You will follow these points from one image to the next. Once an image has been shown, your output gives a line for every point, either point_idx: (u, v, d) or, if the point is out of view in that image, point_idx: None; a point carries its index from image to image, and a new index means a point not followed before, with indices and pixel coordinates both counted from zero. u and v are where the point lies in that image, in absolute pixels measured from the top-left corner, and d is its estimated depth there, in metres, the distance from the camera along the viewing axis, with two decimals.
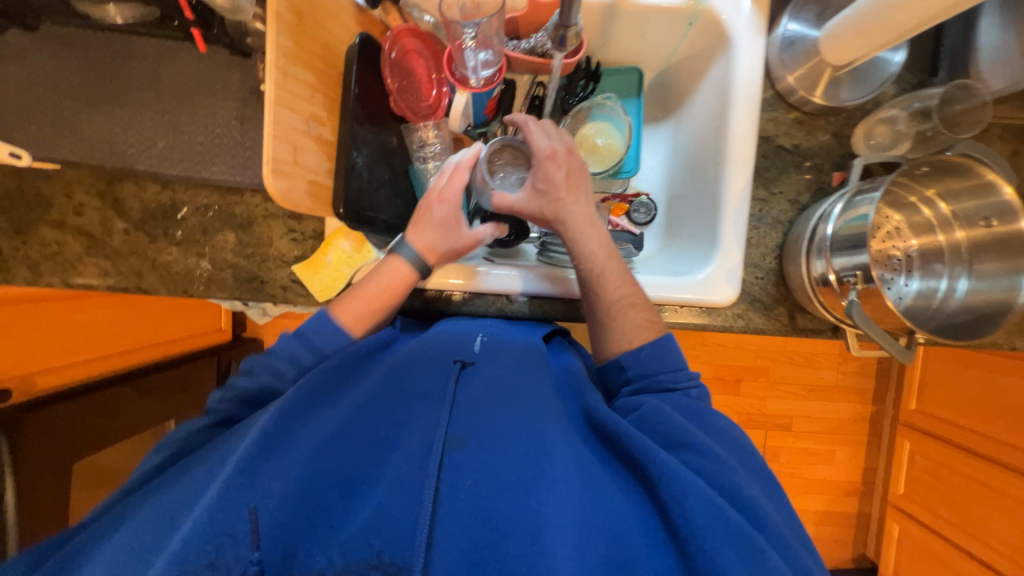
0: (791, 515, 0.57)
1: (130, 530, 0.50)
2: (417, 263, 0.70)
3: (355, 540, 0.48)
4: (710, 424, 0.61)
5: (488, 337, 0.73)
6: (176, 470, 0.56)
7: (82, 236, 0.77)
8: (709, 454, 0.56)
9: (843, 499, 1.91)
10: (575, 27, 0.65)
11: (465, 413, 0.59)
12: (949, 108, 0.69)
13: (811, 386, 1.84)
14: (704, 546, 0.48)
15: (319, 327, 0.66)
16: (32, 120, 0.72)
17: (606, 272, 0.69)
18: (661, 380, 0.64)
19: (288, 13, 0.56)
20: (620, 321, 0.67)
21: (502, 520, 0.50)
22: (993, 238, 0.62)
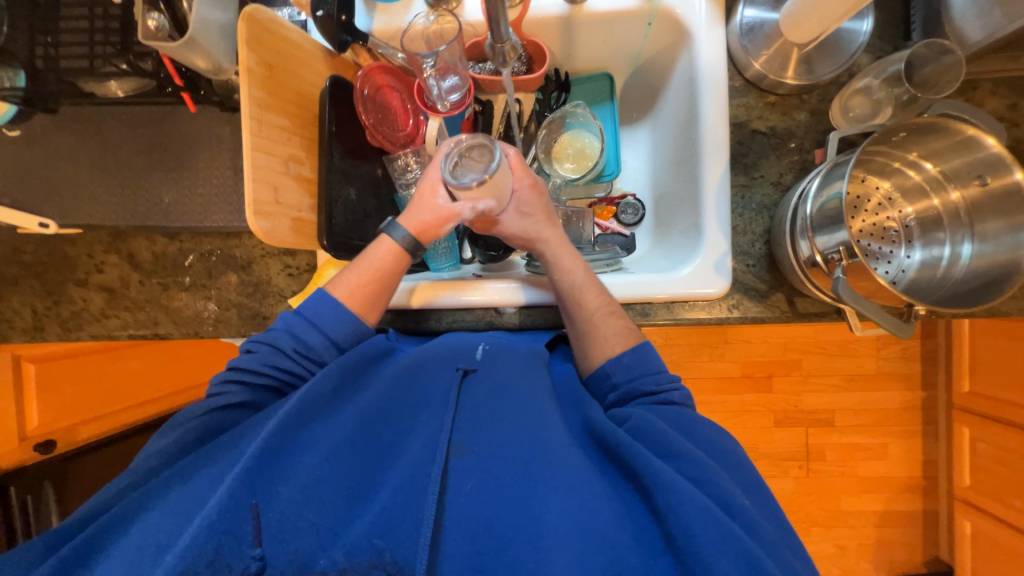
0: (782, 525, 0.54)
1: (143, 527, 0.51)
2: (405, 241, 0.72)
3: (362, 544, 0.50)
4: (698, 436, 0.59)
5: (490, 343, 0.73)
6: (188, 460, 0.57)
7: (103, 291, 0.84)
8: (702, 467, 0.53)
9: (903, 496, 1.75)
10: (509, 41, 0.58)
11: (469, 421, 0.60)
12: (917, 70, 0.67)
13: (849, 376, 1.73)
14: (699, 548, 0.46)
15: (324, 312, 0.67)
16: (56, 191, 0.80)
17: (585, 284, 0.71)
18: (643, 382, 0.64)
19: (258, 67, 0.61)
20: (601, 329, 0.68)
21: (501, 526, 0.51)
22: (989, 196, 0.59)
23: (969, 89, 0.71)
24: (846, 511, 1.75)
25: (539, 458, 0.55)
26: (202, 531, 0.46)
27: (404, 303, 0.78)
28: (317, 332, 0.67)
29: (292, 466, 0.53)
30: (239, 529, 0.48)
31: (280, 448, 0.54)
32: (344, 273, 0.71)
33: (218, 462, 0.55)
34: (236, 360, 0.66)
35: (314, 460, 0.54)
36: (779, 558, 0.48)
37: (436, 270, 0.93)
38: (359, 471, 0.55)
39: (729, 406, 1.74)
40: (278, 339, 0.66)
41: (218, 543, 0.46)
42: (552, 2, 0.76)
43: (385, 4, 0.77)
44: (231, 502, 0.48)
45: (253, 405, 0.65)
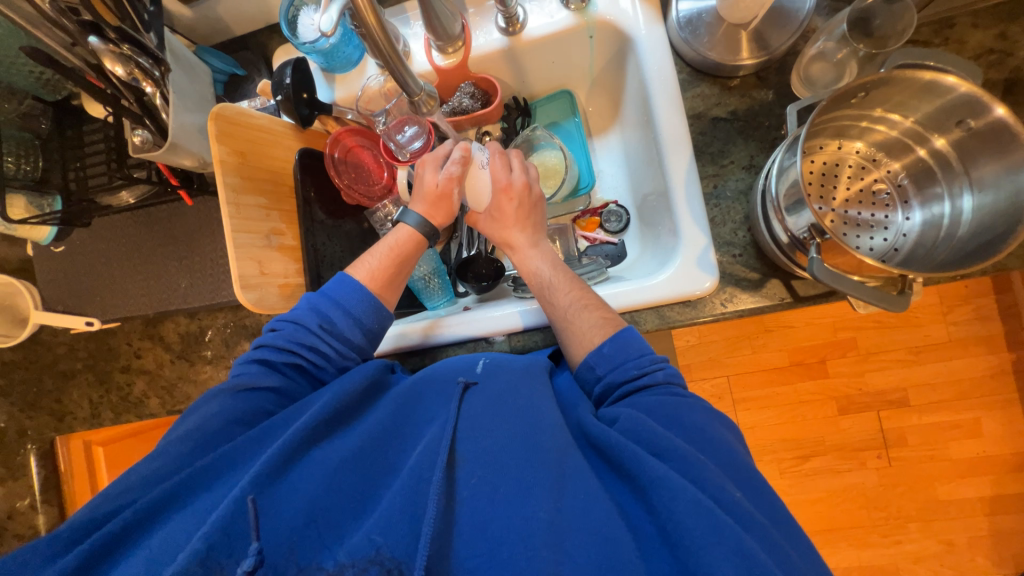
0: (782, 515, 0.50)
1: (158, 527, 0.51)
2: (422, 226, 0.77)
3: (362, 543, 0.48)
4: (690, 426, 0.54)
5: (491, 358, 0.69)
6: (204, 465, 0.55)
7: (142, 374, 0.93)
8: (696, 463, 0.49)
9: (1012, 476, 1.52)
10: (422, 92, 0.63)
11: (471, 427, 0.57)
12: (871, 23, 0.62)
13: (915, 347, 1.56)
14: (694, 546, 0.43)
15: (346, 292, 0.70)
16: (96, 293, 0.92)
17: (555, 282, 0.73)
18: (626, 370, 0.61)
19: (229, 157, 0.68)
20: (577, 323, 0.67)
21: (495, 527, 0.49)
22: (976, 137, 0.53)
23: (945, 28, 0.65)
24: (944, 501, 1.54)
25: (535, 459, 0.52)
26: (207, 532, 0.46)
27: (400, 345, 0.82)
28: (341, 311, 0.69)
29: (295, 481, 0.53)
30: (238, 526, 0.48)
31: (284, 466, 0.54)
32: (365, 259, 0.76)
33: (228, 472, 0.56)
34: (263, 339, 0.69)
35: (318, 471, 0.54)
36: (781, 557, 0.44)
37: (432, 308, 0.95)
38: (361, 483, 0.54)
39: (782, 398, 1.61)
40: (302, 318, 0.68)
41: (216, 542, 0.46)
42: (491, 38, 0.79)
43: (343, 74, 0.83)
44: (236, 504, 0.49)
45: (278, 390, 0.66)
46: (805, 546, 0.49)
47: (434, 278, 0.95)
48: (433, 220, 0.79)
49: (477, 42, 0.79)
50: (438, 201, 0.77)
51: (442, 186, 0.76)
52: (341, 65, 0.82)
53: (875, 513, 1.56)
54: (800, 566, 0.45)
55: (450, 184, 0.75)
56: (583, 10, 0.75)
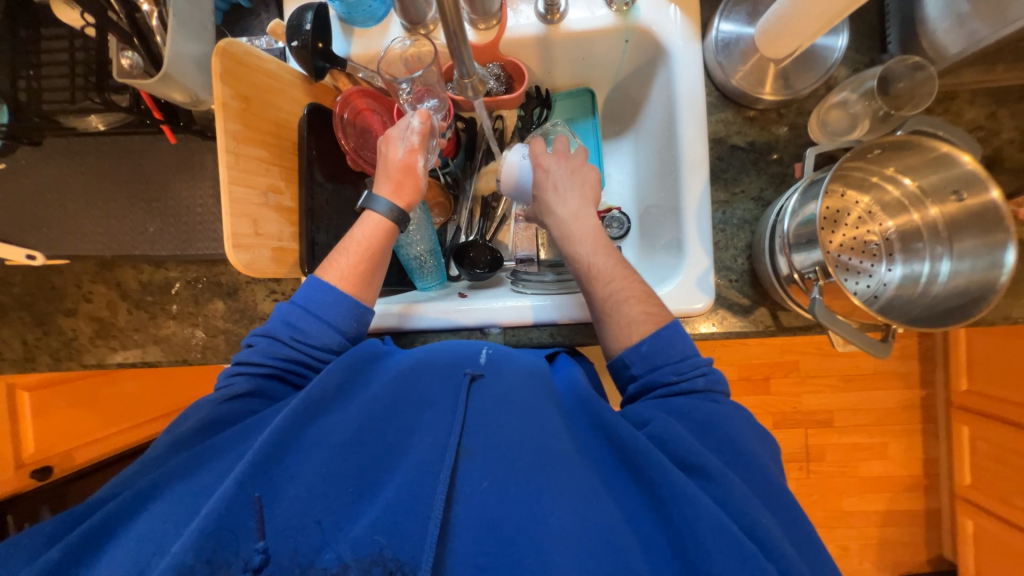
0: (812, 543, 0.52)
1: (146, 513, 0.50)
2: (391, 212, 0.71)
3: (365, 540, 0.48)
4: (722, 439, 0.56)
5: (494, 349, 0.70)
6: (185, 457, 0.55)
7: (92, 320, 0.85)
8: (723, 479, 0.51)
9: (905, 495, 1.74)
10: (476, 75, 0.58)
11: (478, 424, 0.58)
12: (892, 85, 0.67)
13: (846, 375, 1.70)
14: (709, 560, 0.45)
15: (318, 298, 0.66)
16: (42, 223, 0.81)
17: (597, 268, 0.68)
18: (663, 374, 0.61)
19: (233, 101, 0.62)
20: (622, 314, 0.65)
21: (506, 524, 0.49)
22: (966, 212, 0.59)
23: (947, 99, 0.70)
24: (848, 512, 1.74)
25: (550, 459, 0.53)
26: (202, 529, 0.45)
27: (390, 325, 0.79)
28: (313, 318, 0.66)
29: (294, 466, 0.52)
30: (239, 522, 0.47)
31: (282, 449, 0.53)
32: (334, 257, 0.70)
33: (220, 463, 0.54)
34: (239, 357, 0.65)
35: (318, 462, 0.53)
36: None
37: (423, 289, 0.92)
38: (363, 473, 0.54)
39: None
40: (275, 331, 0.65)
41: (218, 540, 0.46)
42: (528, 23, 0.76)
43: (362, 29, 0.78)
44: (234, 496, 0.48)
45: (261, 394, 0.63)
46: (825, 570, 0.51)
47: (429, 259, 0.90)
48: (402, 203, 0.73)
49: (513, 23, 0.76)
50: (404, 178, 0.72)
51: (406, 160, 0.72)
52: (363, 19, 0.76)
53: None
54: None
55: (414, 156, 0.72)
56: (626, 13, 0.74)
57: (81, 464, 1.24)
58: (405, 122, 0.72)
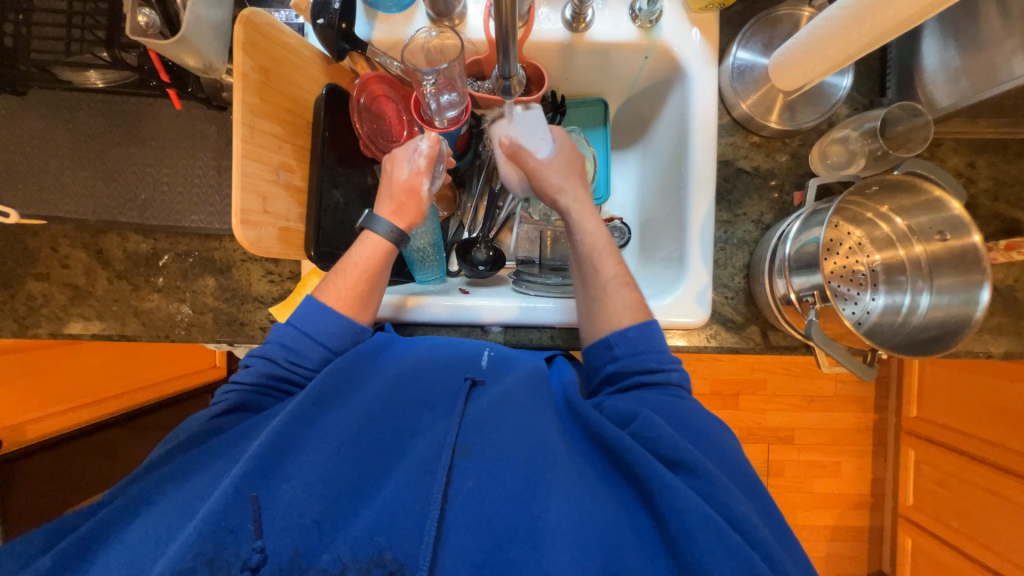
0: (782, 528, 0.54)
1: (144, 516, 0.51)
2: (392, 234, 0.70)
3: (364, 541, 0.47)
4: (696, 430, 0.58)
5: (496, 352, 0.71)
6: (184, 462, 0.56)
7: (66, 287, 0.79)
8: (705, 472, 0.51)
9: (853, 512, 1.84)
10: (517, 76, 0.58)
11: (475, 421, 0.58)
12: (891, 128, 0.72)
13: (809, 396, 1.78)
14: (700, 554, 0.45)
15: (314, 318, 0.65)
16: (17, 179, 0.75)
17: (604, 248, 0.70)
18: (645, 360, 0.63)
19: (253, 73, 0.60)
20: (613, 298, 0.67)
21: (504, 523, 0.49)
22: (948, 251, 0.63)
23: (933, 146, 0.76)
24: (801, 525, 1.83)
25: (545, 458, 0.53)
26: (205, 526, 0.44)
27: (390, 316, 0.77)
28: (310, 341, 0.64)
29: (295, 466, 0.51)
30: (236, 521, 0.46)
31: (283, 451, 0.52)
32: (331, 276, 0.69)
33: (217, 464, 0.54)
34: (235, 375, 0.64)
35: (315, 460, 0.52)
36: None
37: (421, 282, 0.90)
38: (363, 474, 0.53)
39: None
40: (272, 352, 0.63)
41: (218, 539, 0.44)
42: (554, 28, 0.77)
43: (386, 14, 0.77)
44: (230, 496, 0.47)
45: (249, 406, 0.62)
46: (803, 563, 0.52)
47: (431, 251, 0.89)
48: (402, 224, 0.72)
49: (539, 26, 0.77)
50: (407, 201, 0.72)
51: (410, 182, 0.72)
52: (388, 4, 0.75)
53: None
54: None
55: (418, 178, 0.71)
56: (649, 30, 0.76)
57: (30, 441, 1.16)
58: (415, 146, 0.73)
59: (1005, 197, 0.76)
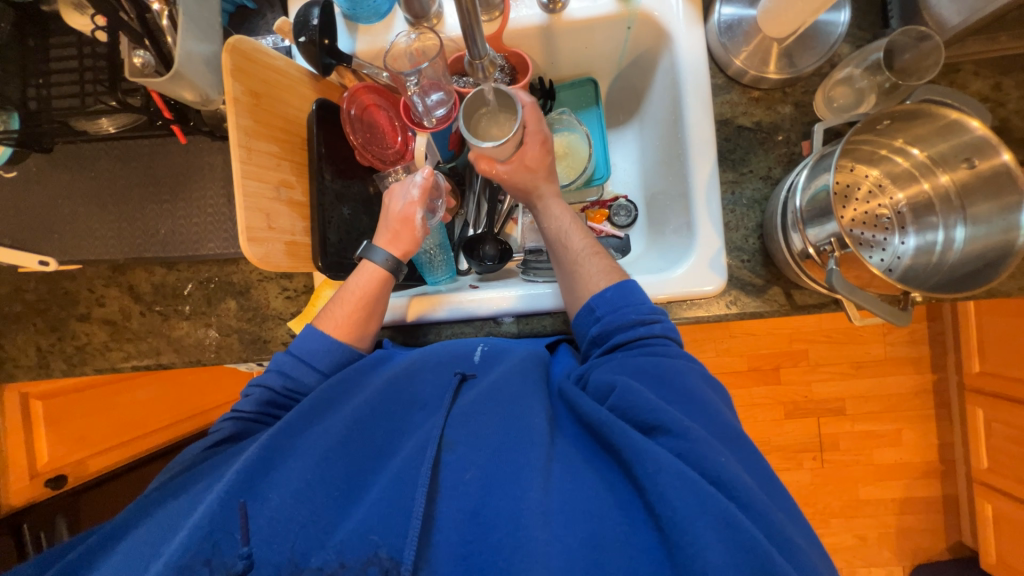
0: (768, 477, 0.52)
1: (150, 523, 0.55)
2: (388, 262, 0.71)
3: (356, 543, 0.48)
4: (678, 388, 0.55)
5: (489, 345, 0.68)
6: (177, 482, 0.59)
7: (106, 324, 0.85)
8: (683, 430, 0.50)
9: (922, 482, 1.71)
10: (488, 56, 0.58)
11: (462, 413, 0.57)
12: (898, 57, 0.68)
13: (857, 362, 1.68)
14: (674, 513, 0.44)
15: (311, 347, 0.67)
16: (53, 230, 0.81)
17: (571, 228, 0.72)
18: (626, 314, 0.62)
19: (244, 97, 0.62)
20: (585, 268, 0.67)
21: (487, 511, 0.49)
22: (978, 177, 0.59)
23: (951, 72, 0.71)
24: (865, 501, 1.71)
25: (525, 443, 0.53)
26: (197, 534, 0.48)
27: (398, 319, 0.78)
28: (305, 367, 0.66)
29: (282, 476, 0.52)
30: (227, 527, 0.49)
31: (269, 462, 0.53)
32: (330, 305, 0.71)
33: (215, 476, 0.57)
34: (235, 405, 0.67)
35: (305, 467, 0.53)
36: (778, 541, 0.45)
37: (433, 284, 0.91)
38: (351, 474, 0.53)
39: (738, 400, 1.70)
40: (270, 381, 0.66)
41: (214, 541, 0.48)
42: (530, 12, 0.77)
43: (367, 25, 0.79)
44: (220, 507, 0.49)
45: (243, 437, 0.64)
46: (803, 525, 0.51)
47: (438, 252, 0.89)
48: (397, 252, 0.73)
49: (515, 14, 0.77)
50: (401, 229, 0.73)
51: (405, 212, 0.73)
52: (367, 15, 0.77)
53: (806, 508, 1.71)
54: (812, 561, 0.46)
55: (411, 208, 0.73)
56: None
57: (94, 474, 1.25)
58: (409, 179, 0.75)
59: None
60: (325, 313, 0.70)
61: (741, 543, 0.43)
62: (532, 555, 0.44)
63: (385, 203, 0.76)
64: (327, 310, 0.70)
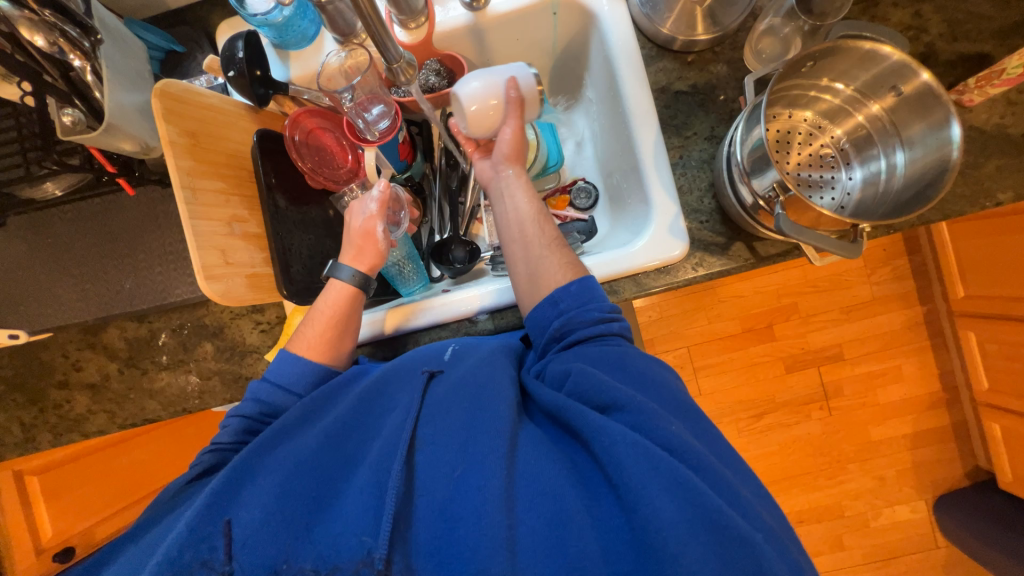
0: (718, 442, 0.53)
1: (135, 548, 0.55)
2: (355, 278, 0.71)
3: (331, 553, 0.48)
4: (633, 371, 0.56)
5: (460, 344, 0.68)
6: (160, 511, 0.60)
7: (86, 387, 0.84)
8: (635, 405, 0.51)
9: (929, 414, 1.72)
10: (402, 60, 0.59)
11: (431, 412, 0.57)
12: (813, 1, 0.67)
13: (846, 307, 1.69)
14: (632, 482, 0.45)
15: (287, 372, 0.67)
16: (18, 302, 0.80)
17: (537, 217, 0.70)
18: (589, 312, 0.62)
19: (180, 138, 0.63)
20: (548, 259, 0.66)
21: (454, 505, 0.49)
22: (905, 101, 0.60)
23: (870, 6, 0.72)
24: (877, 441, 1.72)
25: (488, 431, 0.53)
26: (165, 559, 0.48)
27: (376, 334, 0.79)
28: (283, 392, 0.66)
29: (251, 494, 0.53)
30: (203, 546, 0.49)
31: (240, 482, 0.54)
32: (303, 325, 0.71)
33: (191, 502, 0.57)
34: (215, 436, 0.66)
35: (276, 483, 0.52)
36: (740, 502, 0.46)
37: (408, 295, 0.91)
38: (321, 485, 0.53)
39: (737, 363, 1.71)
40: (245, 409, 0.66)
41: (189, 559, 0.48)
42: (456, 14, 0.78)
43: (297, 51, 0.80)
44: (192, 531, 0.50)
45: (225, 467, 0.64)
46: (751, 482, 0.52)
47: (408, 263, 0.89)
48: (363, 267, 0.73)
49: (442, 17, 0.78)
50: (364, 244, 0.73)
51: (365, 226, 0.73)
52: (296, 41, 0.78)
53: (821, 458, 1.72)
54: (765, 517, 0.47)
55: (372, 221, 0.73)
56: None
57: (102, 542, 1.20)
58: (367, 195, 0.75)
59: (964, 37, 0.71)
60: (300, 333, 0.70)
61: (689, 498, 0.43)
62: (495, 539, 0.45)
63: (347, 217, 0.76)
64: (301, 330, 0.70)
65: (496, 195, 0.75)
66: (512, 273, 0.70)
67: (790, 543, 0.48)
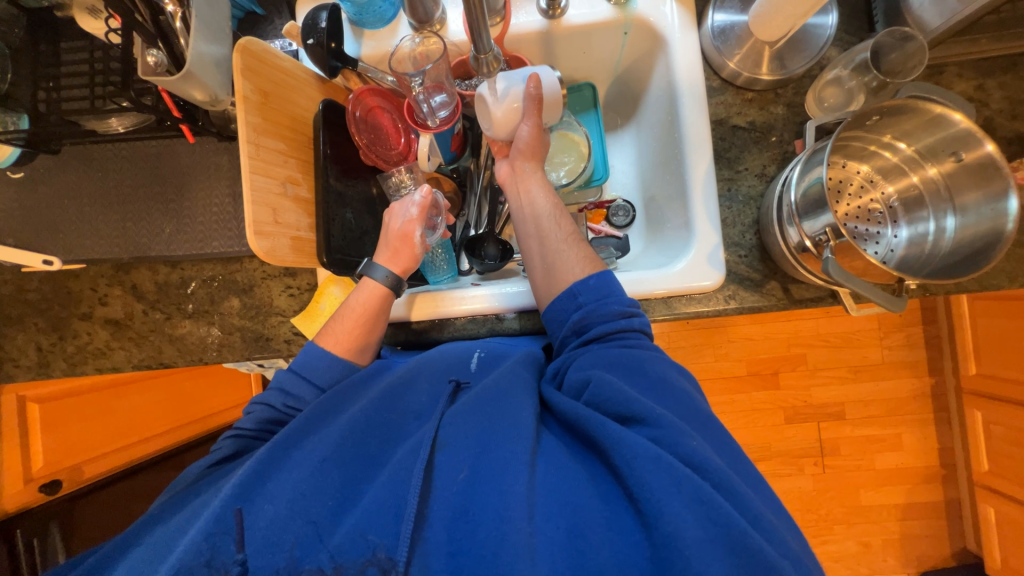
0: (734, 454, 0.54)
1: (155, 535, 0.55)
2: (388, 280, 0.72)
3: (350, 546, 0.48)
4: (651, 374, 0.57)
5: (485, 352, 0.69)
6: (177, 500, 0.60)
7: (108, 323, 0.85)
8: (656, 418, 0.51)
9: (924, 487, 1.70)
10: (491, 52, 0.61)
11: (454, 416, 0.57)
12: (884, 58, 0.70)
13: (855, 366, 1.69)
14: (654, 498, 0.45)
15: (311, 364, 0.67)
16: (59, 230, 0.81)
17: (552, 211, 0.71)
18: (609, 303, 0.63)
19: (253, 95, 0.64)
20: (566, 251, 0.68)
21: (474, 509, 0.49)
22: (965, 169, 0.61)
23: (936, 73, 0.74)
24: (867, 506, 1.70)
25: (510, 438, 0.53)
26: (191, 547, 0.48)
27: (400, 316, 0.78)
28: (305, 384, 0.67)
29: (275, 486, 0.53)
30: (226, 534, 0.49)
31: (264, 474, 0.54)
32: (331, 322, 0.72)
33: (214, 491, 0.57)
34: (237, 423, 0.67)
35: (300, 475, 0.53)
36: (762, 523, 0.46)
37: (435, 283, 0.91)
38: (347, 481, 0.53)
39: (738, 405, 1.70)
40: (270, 399, 0.67)
41: (213, 543, 0.49)
42: (531, 18, 0.80)
43: (372, 30, 0.82)
44: (220, 515, 0.50)
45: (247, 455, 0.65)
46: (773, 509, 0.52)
47: (440, 252, 0.91)
48: (397, 269, 0.73)
49: (516, 19, 0.79)
50: (400, 247, 0.74)
51: (403, 229, 0.74)
52: (372, 21, 0.80)
53: (808, 515, 1.70)
54: (789, 541, 0.48)
55: (410, 226, 0.74)
56: (624, 5, 0.78)
57: (89, 481, 1.23)
58: (408, 198, 0.76)
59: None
60: (327, 332, 0.71)
61: (713, 519, 0.44)
62: (515, 544, 0.45)
63: (386, 221, 0.77)
64: (327, 329, 0.71)
65: (512, 192, 0.76)
66: (529, 268, 0.71)
67: (803, 553, 0.49)
